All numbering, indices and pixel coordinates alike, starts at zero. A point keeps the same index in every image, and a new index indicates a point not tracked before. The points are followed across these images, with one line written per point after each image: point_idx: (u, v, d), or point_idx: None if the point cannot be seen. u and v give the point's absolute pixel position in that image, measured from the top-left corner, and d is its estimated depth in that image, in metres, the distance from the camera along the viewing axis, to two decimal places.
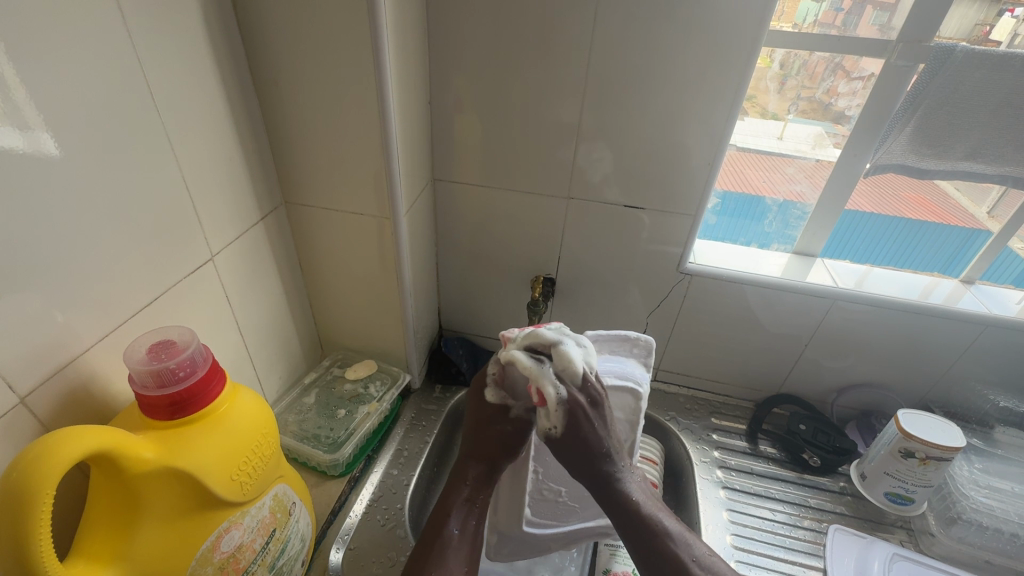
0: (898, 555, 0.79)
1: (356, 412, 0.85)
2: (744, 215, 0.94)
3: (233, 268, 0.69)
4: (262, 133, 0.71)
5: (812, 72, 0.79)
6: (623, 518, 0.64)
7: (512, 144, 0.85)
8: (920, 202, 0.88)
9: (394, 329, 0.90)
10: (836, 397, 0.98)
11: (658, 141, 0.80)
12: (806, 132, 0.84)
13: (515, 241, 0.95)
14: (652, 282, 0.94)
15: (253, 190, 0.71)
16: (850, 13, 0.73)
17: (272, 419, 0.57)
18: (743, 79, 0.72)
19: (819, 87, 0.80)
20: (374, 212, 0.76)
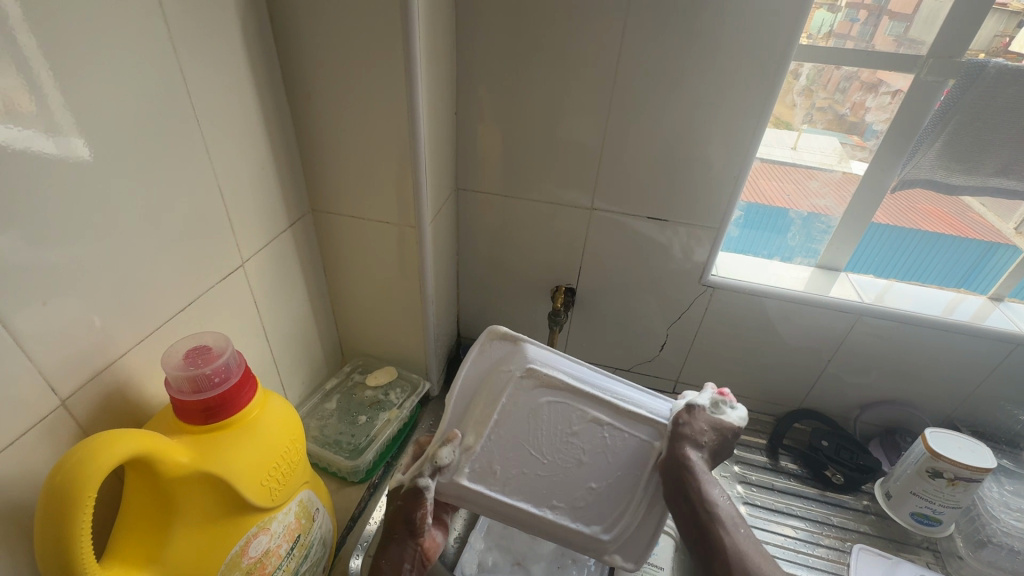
0: None
1: (377, 418, 0.85)
2: (766, 227, 0.93)
3: (263, 273, 0.70)
4: (293, 143, 0.73)
5: (828, 82, 0.79)
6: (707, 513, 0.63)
7: (536, 154, 0.85)
8: (936, 215, 0.86)
9: (415, 336, 0.91)
10: (860, 413, 0.97)
11: (682, 154, 0.80)
12: (823, 143, 0.84)
13: (536, 251, 0.95)
14: (673, 294, 0.94)
15: (283, 198, 0.72)
16: (866, 23, 0.73)
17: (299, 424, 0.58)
18: (770, 94, 0.73)
19: (835, 97, 0.79)
20: (400, 221, 0.77)
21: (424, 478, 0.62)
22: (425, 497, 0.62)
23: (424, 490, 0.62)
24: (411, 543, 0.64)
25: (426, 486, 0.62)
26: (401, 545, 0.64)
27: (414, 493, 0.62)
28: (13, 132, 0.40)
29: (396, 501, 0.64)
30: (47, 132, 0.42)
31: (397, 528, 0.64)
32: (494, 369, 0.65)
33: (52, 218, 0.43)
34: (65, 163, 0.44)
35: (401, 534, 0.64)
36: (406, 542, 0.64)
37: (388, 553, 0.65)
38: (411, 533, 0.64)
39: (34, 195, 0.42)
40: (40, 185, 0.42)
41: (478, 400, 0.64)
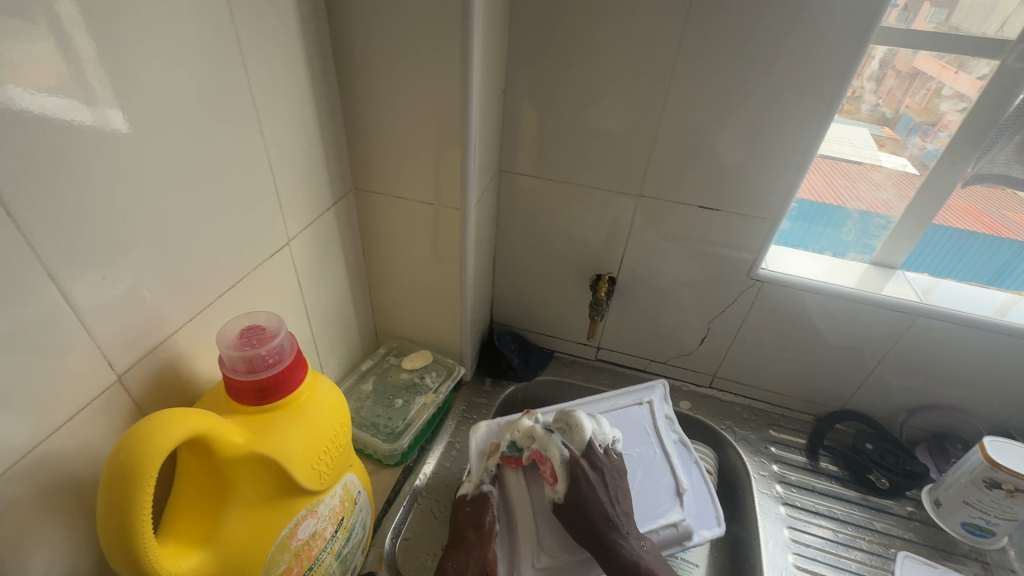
0: None
1: (413, 402, 0.84)
2: (820, 219, 0.89)
3: (306, 253, 0.69)
4: (339, 119, 0.70)
5: (863, 71, 0.74)
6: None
7: (584, 138, 0.82)
8: (968, 211, 0.81)
9: (450, 320, 0.90)
10: (907, 417, 0.93)
11: (740, 142, 0.76)
12: (849, 134, 0.80)
13: (577, 238, 0.92)
14: (719, 287, 0.90)
15: (328, 176, 0.70)
16: (907, 8, 0.69)
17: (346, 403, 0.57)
18: (844, 79, 0.68)
19: (868, 85, 0.75)
20: (444, 202, 0.75)
21: (485, 484, 0.75)
22: (490, 502, 0.73)
23: (488, 493, 0.74)
24: (480, 551, 0.68)
25: (489, 488, 0.74)
26: (470, 549, 0.68)
27: (484, 498, 0.73)
28: (54, 103, 0.37)
29: (464, 508, 0.72)
30: (87, 106, 0.39)
31: (467, 531, 0.70)
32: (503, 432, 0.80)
33: (99, 195, 0.41)
34: (115, 136, 0.41)
35: (472, 535, 0.69)
36: (475, 537, 0.69)
37: (454, 556, 0.67)
38: (482, 536, 0.69)
39: (82, 171, 0.40)
40: (90, 158, 0.40)
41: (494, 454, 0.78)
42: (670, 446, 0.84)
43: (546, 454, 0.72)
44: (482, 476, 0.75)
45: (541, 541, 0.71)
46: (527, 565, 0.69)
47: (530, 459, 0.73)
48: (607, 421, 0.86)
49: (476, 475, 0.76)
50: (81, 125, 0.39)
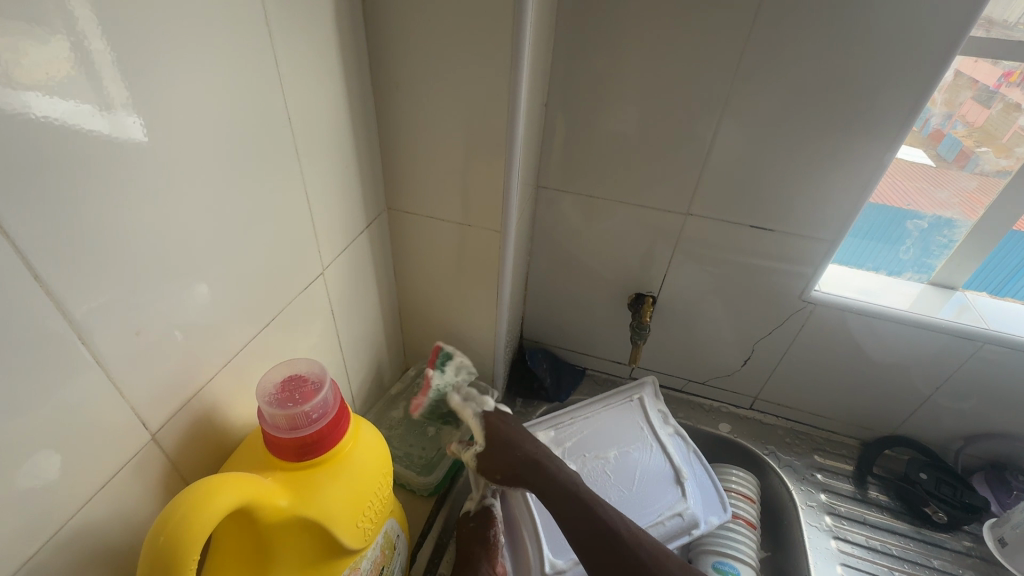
0: None
1: (446, 430, 0.81)
2: (876, 237, 0.83)
3: (340, 281, 0.66)
4: (375, 137, 0.66)
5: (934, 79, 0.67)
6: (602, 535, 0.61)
7: (630, 154, 0.77)
8: None
9: (484, 342, 0.86)
10: (963, 445, 0.88)
11: (800, 160, 0.71)
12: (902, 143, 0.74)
13: (616, 256, 0.88)
14: (767, 309, 0.86)
15: (363, 198, 0.66)
16: None
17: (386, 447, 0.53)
18: (920, 95, 0.63)
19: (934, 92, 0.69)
20: (484, 225, 0.70)
21: (488, 497, 0.73)
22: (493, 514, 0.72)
23: (491, 506, 0.73)
24: (488, 566, 0.67)
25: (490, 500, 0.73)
26: (479, 564, 0.67)
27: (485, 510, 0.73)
28: (61, 107, 0.31)
29: (468, 523, 0.72)
30: (105, 112, 0.34)
31: (473, 548, 0.69)
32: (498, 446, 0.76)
33: (133, 242, 0.38)
34: (150, 179, 0.38)
35: (478, 550, 0.68)
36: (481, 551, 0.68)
37: (462, 574, 0.67)
38: (489, 551, 0.68)
39: (116, 220, 0.36)
40: (126, 205, 0.36)
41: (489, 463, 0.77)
42: (665, 439, 0.82)
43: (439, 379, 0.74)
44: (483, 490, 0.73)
45: (545, 543, 0.69)
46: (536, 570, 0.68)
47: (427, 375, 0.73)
48: (605, 425, 0.85)
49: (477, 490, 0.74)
50: (119, 169, 0.35)
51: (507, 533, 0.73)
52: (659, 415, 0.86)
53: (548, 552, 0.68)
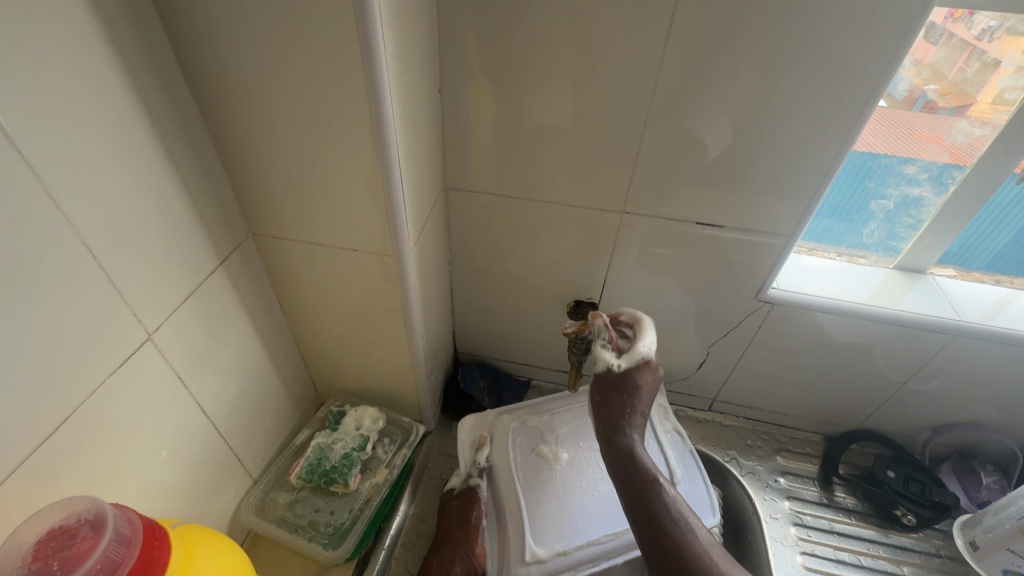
0: None
1: (359, 486, 0.69)
2: (837, 218, 0.74)
3: (187, 337, 0.53)
4: (210, 154, 0.53)
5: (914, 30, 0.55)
6: (636, 483, 0.58)
7: (545, 147, 0.65)
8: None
9: (401, 373, 0.75)
10: (931, 436, 0.82)
11: (738, 146, 0.61)
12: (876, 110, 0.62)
13: (548, 262, 0.77)
14: (719, 309, 0.77)
15: (205, 231, 0.53)
16: None
17: (231, 547, 0.47)
18: (869, 65, 0.53)
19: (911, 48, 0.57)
20: (373, 248, 0.59)
21: (473, 478, 0.73)
22: (477, 495, 0.71)
23: (475, 487, 0.72)
24: (467, 546, 0.68)
25: (477, 481, 0.72)
26: (456, 545, 0.68)
27: (472, 490, 0.72)
28: None
29: (450, 502, 0.72)
30: None
31: (453, 528, 0.70)
32: (492, 423, 0.77)
33: None
34: None
35: (456, 531, 0.69)
36: (458, 528, 0.69)
37: (441, 553, 0.68)
38: (467, 532, 0.69)
39: None
40: None
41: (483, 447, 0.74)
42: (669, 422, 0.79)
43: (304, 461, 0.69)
44: (469, 469, 0.73)
45: (529, 529, 0.66)
46: (515, 560, 0.64)
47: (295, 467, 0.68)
48: None
49: (464, 468, 0.74)
50: None
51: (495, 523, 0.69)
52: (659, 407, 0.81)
53: (529, 539, 0.65)
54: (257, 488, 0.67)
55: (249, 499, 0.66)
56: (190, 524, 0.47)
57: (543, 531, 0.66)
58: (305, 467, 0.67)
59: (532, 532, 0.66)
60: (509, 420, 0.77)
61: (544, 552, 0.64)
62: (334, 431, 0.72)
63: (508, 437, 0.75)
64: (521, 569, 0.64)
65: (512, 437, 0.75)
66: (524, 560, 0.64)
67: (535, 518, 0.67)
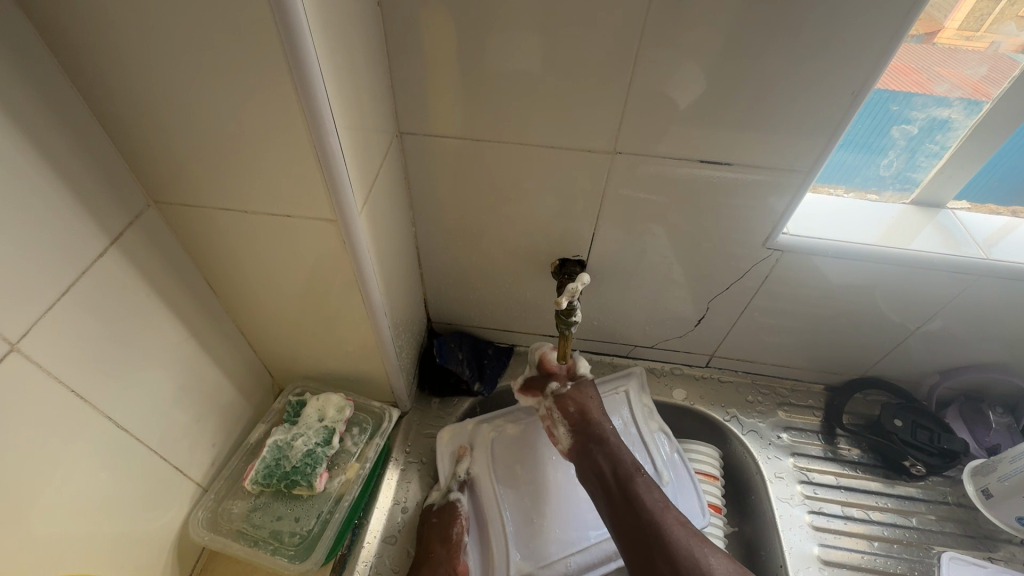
0: None
1: (326, 487, 0.61)
2: (852, 150, 0.64)
3: (78, 340, 0.42)
4: (71, 99, 0.40)
5: None
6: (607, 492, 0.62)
7: (515, 76, 0.53)
8: None
9: (365, 354, 0.65)
10: (939, 380, 0.78)
11: (750, 63, 0.50)
12: None
13: (525, 217, 0.66)
14: (720, 260, 0.69)
15: (82, 205, 0.41)
16: None
17: None
18: None
19: None
20: (310, 212, 0.48)
21: (454, 492, 0.68)
22: (458, 510, 0.66)
23: (456, 502, 0.67)
24: (449, 566, 0.61)
25: (458, 497, 0.68)
26: (439, 565, 0.61)
27: (451, 506, 0.66)
28: None
29: (430, 518, 0.65)
30: None
31: (434, 547, 0.63)
32: (472, 432, 0.73)
33: None
34: None
35: (439, 549, 0.62)
36: (441, 548, 0.62)
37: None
38: (449, 551, 0.62)
39: None
40: None
41: (463, 462, 0.71)
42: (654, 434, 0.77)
43: (257, 464, 0.60)
44: (449, 483, 0.69)
45: (512, 545, 0.65)
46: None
47: (248, 472, 0.60)
48: None
49: (444, 482, 0.69)
50: None
51: (478, 540, 0.67)
52: (643, 407, 0.79)
53: (513, 554, 0.64)
54: (208, 499, 0.59)
55: (197, 513, 0.58)
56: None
57: (527, 548, 0.64)
58: (261, 470, 0.59)
59: (516, 549, 0.64)
60: (489, 429, 0.74)
61: (529, 567, 0.63)
62: (293, 426, 0.63)
63: (489, 451, 0.72)
64: None
65: (492, 449, 0.72)
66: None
67: (517, 533, 0.66)
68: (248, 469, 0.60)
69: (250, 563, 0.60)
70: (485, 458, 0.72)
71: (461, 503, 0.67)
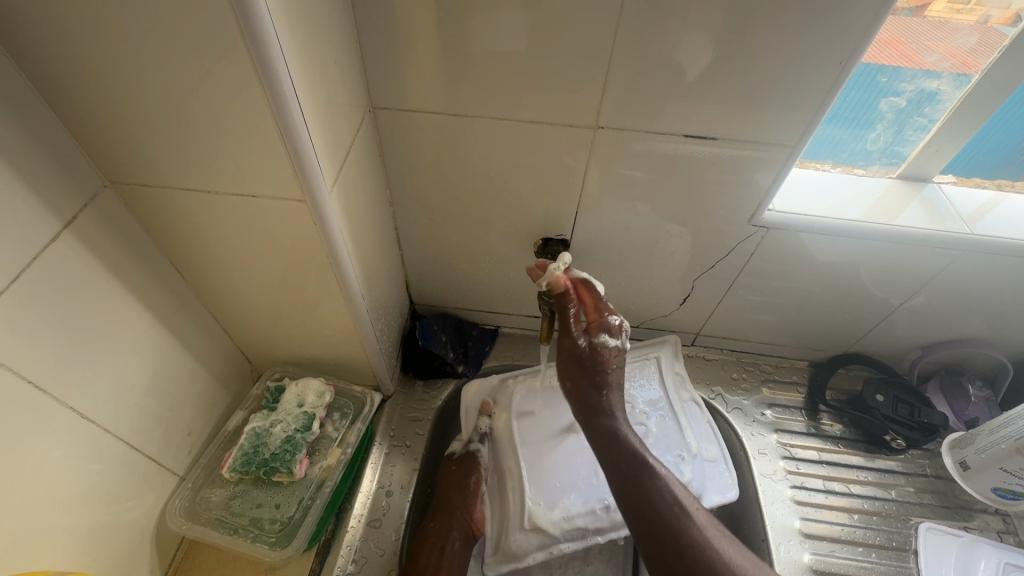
0: (1011, 565, 0.66)
1: (307, 472, 0.60)
2: (841, 124, 0.62)
3: (30, 332, 0.40)
4: (9, 74, 0.37)
5: None
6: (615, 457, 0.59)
7: (492, 46, 0.50)
8: None
9: (344, 338, 0.64)
10: (921, 355, 0.78)
11: (736, 33, 0.47)
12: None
13: (506, 195, 0.65)
14: (706, 238, 0.68)
15: (29, 188, 0.39)
16: None
17: None
18: None
19: None
20: (277, 192, 0.46)
21: (474, 443, 0.71)
22: (477, 460, 0.69)
23: (476, 453, 0.70)
24: (462, 512, 0.64)
25: (479, 447, 0.71)
26: (453, 510, 0.65)
27: (472, 456, 0.70)
28: None
29: (450, 467, 0.69)
30: None
31: (451, 494, 0.66)
32: (496, 390, 0.76)
33: None
34: None
35: (454, 495, 0.66)
36: (458, 494, 0.66)
37: (435, 519, 0.64)
38: (465, 498, 0.66)
39: None
40: None
41: (486, 415, 0.73)
42: (684, 398, 0.76)
43: (235, 452, 0.59)
44: (471, 435, 0.72)
45: (530, 491, 0.67)
46: (515, 526, 0.65)
47: (226, 461, 0.59)
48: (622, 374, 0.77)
49: (466, 434, 0.73)
50: None
51: (498, 488, 0.69)
52: (676, 376, 0.78)
53: (530, 504, 0.65)
54: (185, 488, 0.58)
55: (175, 502, 0.57)
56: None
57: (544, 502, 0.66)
58: (239, 458, 0.58)
59: (534, 498, 0.66)
60: (513, 385, 0.75)
61: (543, 519, 0.64)
62: (272, 412, 0.62)
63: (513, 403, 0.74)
64: (522, 535, 0.64)
65: (516, 403, 0.74)
66: (523, 525, 0.65)
67: (536, 487, 0.67)
68: (225, 457, 0.59)
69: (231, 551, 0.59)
70: (509, 413, 0.73)
71: (481, 454, 0.70)
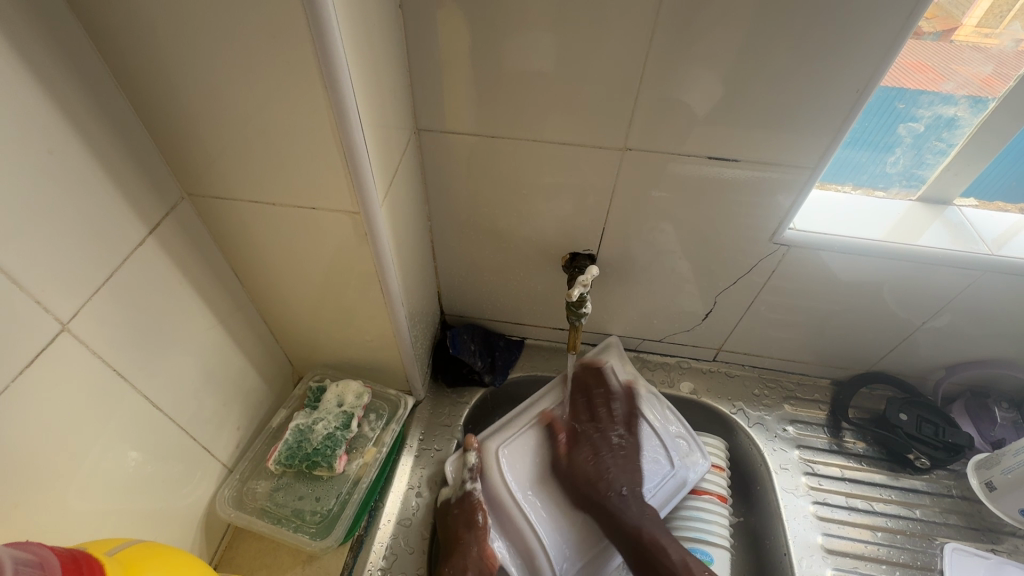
0: None
1: (345, 469, 0.64)
2: (859, 148, 0.65)
3: (120, 324, 0.46)
4: (114, 94, 0.42)
5: None
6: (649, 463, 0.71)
7: (529, 73, 0.55)
8: None
9: (382, 344, 0.68)
10: (945, 375, 0.79)
11: (760, 60, 0.51)
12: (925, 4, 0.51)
13: (537, 212, 0.68)
14: (730, 257, 0.70)
15: (124, 198, 0.44)
16: None
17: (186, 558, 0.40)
18: None
19: None
20: (334, 205, 0.50)
21: (468, 483, 0.68)
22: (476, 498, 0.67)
23: (473, 491, 0.67)
24: (479, 550, 0.63)
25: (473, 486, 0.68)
26: (468, 545, 0.64)
27: (467, 497, 0.67)
28: None
29: (450, 512, 0.67)
30: None
31: (460, 533, 0.64)
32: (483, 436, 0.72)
33: None
34: None
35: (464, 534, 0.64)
36: (477, 546, 0.63)
37: (450, 560, 0.63)
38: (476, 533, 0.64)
39: None
40: None
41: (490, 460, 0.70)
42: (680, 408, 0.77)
43: (280, 446, 0.63)
44: (461, 475, 0.69)
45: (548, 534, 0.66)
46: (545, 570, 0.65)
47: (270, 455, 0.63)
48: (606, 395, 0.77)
49: (455, 476, 0.69)
50: None
51: (518, 552, 0.66)
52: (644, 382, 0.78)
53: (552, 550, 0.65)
54: (233, 479, 0.62)
55: (224, 492, 0.61)
56: (146, 543, 0.39)
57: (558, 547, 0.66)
58: (284, 451, 0.62)
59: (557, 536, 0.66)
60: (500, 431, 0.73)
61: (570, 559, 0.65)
62: (314, 410, 0.66)
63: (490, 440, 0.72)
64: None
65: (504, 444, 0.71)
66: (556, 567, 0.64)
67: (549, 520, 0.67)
68: (270, 452, 0.63)
69: (273, 540, 0.63)
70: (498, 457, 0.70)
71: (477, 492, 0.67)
